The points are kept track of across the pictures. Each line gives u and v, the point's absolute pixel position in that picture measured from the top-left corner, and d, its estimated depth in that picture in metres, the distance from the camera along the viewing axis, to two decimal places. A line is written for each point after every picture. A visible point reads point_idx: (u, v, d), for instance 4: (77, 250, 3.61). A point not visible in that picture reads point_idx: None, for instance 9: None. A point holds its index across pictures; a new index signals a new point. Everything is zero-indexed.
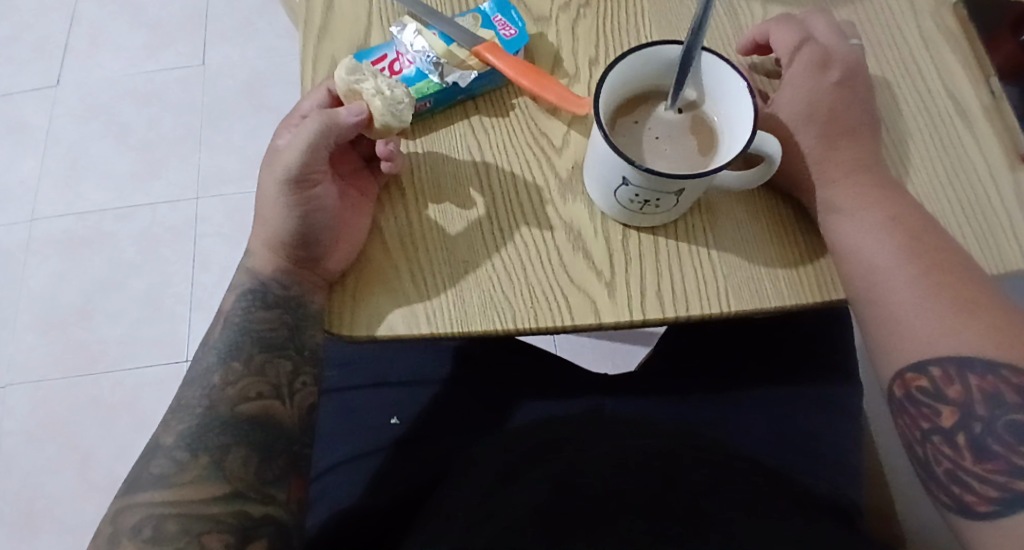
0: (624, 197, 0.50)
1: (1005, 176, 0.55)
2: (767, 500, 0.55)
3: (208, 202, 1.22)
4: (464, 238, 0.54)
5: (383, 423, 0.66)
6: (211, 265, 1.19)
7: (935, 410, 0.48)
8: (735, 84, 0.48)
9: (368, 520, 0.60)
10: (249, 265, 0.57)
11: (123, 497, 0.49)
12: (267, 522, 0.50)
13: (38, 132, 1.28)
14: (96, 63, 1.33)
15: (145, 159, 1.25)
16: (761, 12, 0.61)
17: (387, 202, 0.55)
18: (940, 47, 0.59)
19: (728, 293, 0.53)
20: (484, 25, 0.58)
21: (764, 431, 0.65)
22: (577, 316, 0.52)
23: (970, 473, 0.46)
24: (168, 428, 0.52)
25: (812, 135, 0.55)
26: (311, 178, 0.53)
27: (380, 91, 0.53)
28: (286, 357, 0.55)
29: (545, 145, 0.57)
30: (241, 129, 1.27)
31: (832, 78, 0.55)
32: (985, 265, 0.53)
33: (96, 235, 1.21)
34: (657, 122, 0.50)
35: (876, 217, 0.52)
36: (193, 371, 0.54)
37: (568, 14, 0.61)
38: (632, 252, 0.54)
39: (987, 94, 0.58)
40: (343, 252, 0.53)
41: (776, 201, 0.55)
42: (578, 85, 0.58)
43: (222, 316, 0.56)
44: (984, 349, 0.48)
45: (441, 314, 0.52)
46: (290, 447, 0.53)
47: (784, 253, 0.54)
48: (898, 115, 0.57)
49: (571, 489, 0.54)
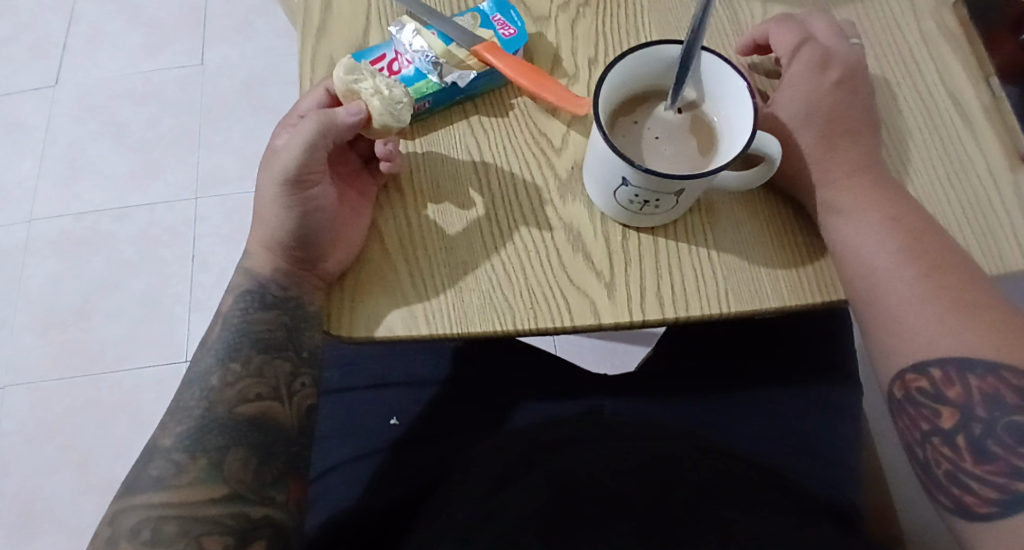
0: (624, 198, 0.50)
1: (1005, 177, 0.55)
2: (768, 501, 0.55)
3: (207, 202, 1.22)
4: (463, 239, 0.54)
5: (383, 424, 0.66)
6: (210, 266, 1.19)
7: (935, 411, 0.48)
8: (735, 84, 0.47)
9: (368, 520, 0.59)
10: (247, 266, 0.57)
11: (122, 498, 0.49)
12: (267, 524, 0.50)
13: (36, 132, 1.28)
14: (94, 62, 1.32)
15: (144, 159, 1.25)
16: (761, 11, 0.61)
17: (386, 202, 0.55)
18: (940, 47, 0.59)
19: (728, 294, 0.53)
20: (484, 25, 0.58)
21: (764, 432, 0.65)
22: (576, 317, 0.52)
23: (969, 474, 0.46)
24: (167, 429, 0.51)
25: (812, 136, 0.54)
26: (309, 179, 0.53)
27: (378, 91, 0.53)
28: (284, 358, 0.54)
29: (545, 146, 0.57)
30: (240, 129, 1.27)
31: (832, 78, 0.55)
32: (985, 266, 0.53)
33: (94, 236, 1.21)
34: (657, 122, 0.50)
35: (876, 218, 0.52)
36: (191, 372, 0.54)
37: (568, 14, 0.60)
38: (632, 253, 0.54)
39: (988, 94, 0.58)
40: (342, 252, 0.53)
41: (776, 202, 0.55)
42: (578, 85, 0.58)
43: (221, 317, 0.56)
44: (984, 350, 0.47)
45: (441, 315, 0.52)
46: (289, 448, 0.53)
47: (785, 253, 0.54)
48: (898, 115, 0.57)
49: (571, 490, 0.53)
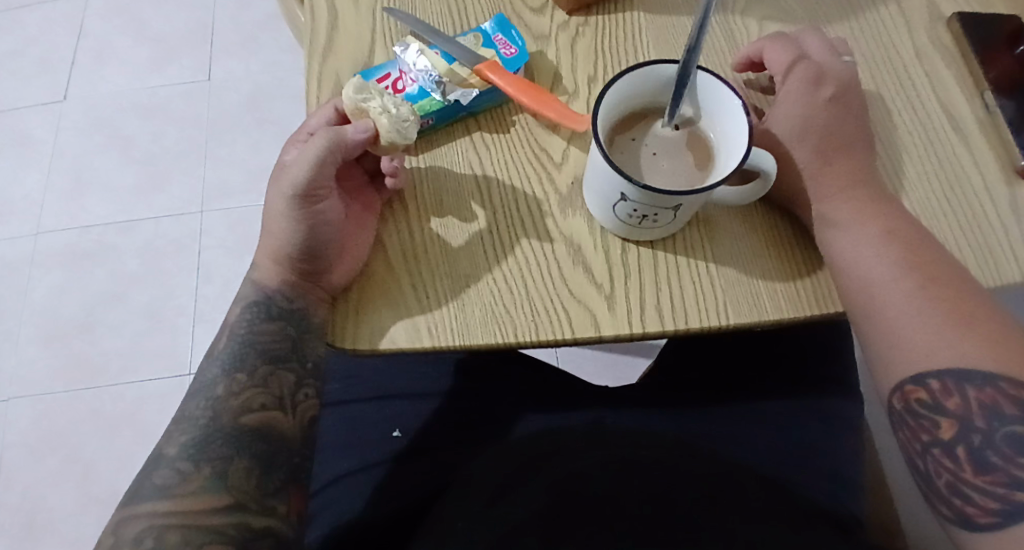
0: (623, 212, 0.51)
1: (1000, 190, 0.56)
2: (767, 513, 0.55)
3: (211, 215, 1.23)
4: (465, 252, 0.55)
5: (384, 435, 0.67)
6: (215, 278, 1.20)
7: (935, 422, 0.48)
8: (730, 101, 0.48)
9: (370, 532, 0.60)
10: (254, 278, 0.58)
11: (125, 507, 0.49)
12: (267, 534, 0.50)
13: (43, 147, 1.30)
14: (102, 77, 1.34)
15: (150, 173, 1.27)
16: (758, 29, 0.62)
17: (390, 217, 0.56)
18: (934, 64, 0.60)
19: (727, 306, 0.53)
20: (485, 44, 0.59)
21: (765, 443, 0.65)
22: (577, 328, 0.53)
23: (970, 485, 0.47)
24: (171, 439, 0.52)
25: (809, 152, 0.55)
26: (318, 194, 0.54)
27: (386, 109, 0.55)
28: (288, 369, 0.55)
29: (545, 161, 0.58)
30: (245, 143, 1.28)
31: (826, 95, 0.56)
32: (982, 279, 0.53)
33: (99, 249, 1.22)
34: (655, 139, 0.51)
35: (873, 231, 0.53)
36: (196, 382, 0.55)
37: (568, 32, 0.62)
38: (632, 267, 0.54)
39: (983, 109, 0.59)
40: (346, 265, 0.54)
41: (774, 216, 0.56)
42: (578, 102, 0.59)
43: (226, 328, 0.57)
44: (983, 362, 0.48)
45: (442, 327, 0.53)
46: (291, 459, 0.54)
47: (783, 267, 0.55)
48: (893, 131, 0.58)
49: (571, 501, 0.54)
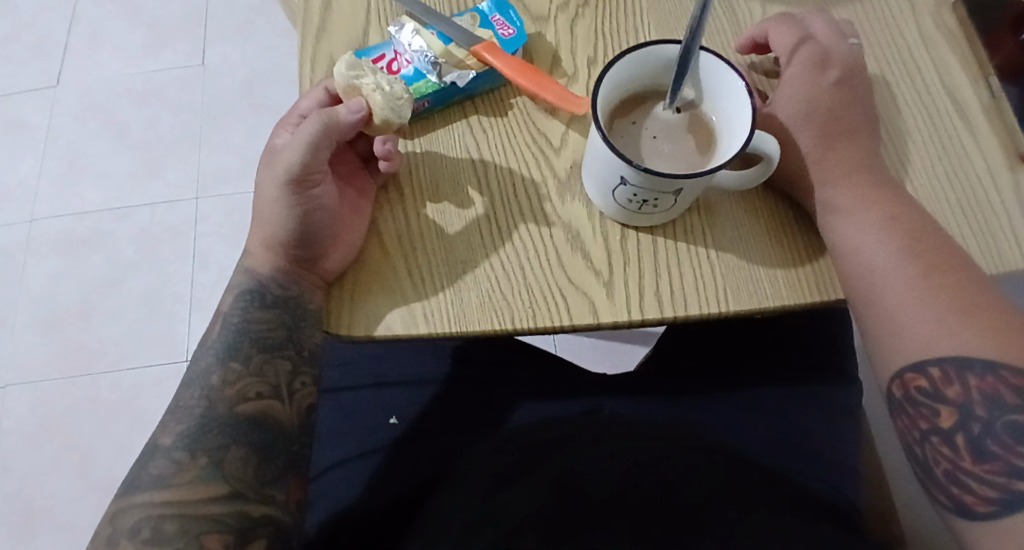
0: (622, 197, 0.50)
1: (1003, 176, 0.55)
2: (768, 501, 0.55)
3: (207, 201, 1.22)
4: (462, 238, 0.54)
5: (382, 422, 0.66)
6: (211, 265, 1.19)
7: (935, 411, 0.48)
8: (734, 84, 0.47)
9: (366, 519, 0.60)
10: (247, 265, 0.57)
11: (123, 497, 0.49)
12: (266, 523, 0.50)
13: (37, 132, 1.28)
14: (96, 62, 1.33)
15: (145, 159, 1.25)
16: (760, 11, 0.61)
17: (385, 201, 0.55)
18: (939, 47, 0.59)
19: (726, 293, 0.53)
20: (483, 25, 0.58)
21: (764, 431, 0.65)
22: (576, 316, 0.52)
23: (969, 474, 0.46)
24: (167, 428, 0.51)
25: (811, 136, 0.55)
26: (312, 178, 0.53)
27: (379, 86, 0.54)
28: (284, 358, 0.55)
29: (544, 145, 0.57)
30: (241, 129, 1.27)
31: (830, 78, 0.55)
32: (985, 266, 0.53)
33: (95, 235, 1.21)
34: (656, 122, 0.50)
35: (875, 217, 0.52)
36: (191, 371, 0.54)
37: (568, 13, 0.60)
38: (631, 253, 0.54)
39: (987, 94, 0.58)
40: (341, 251, 0.53)
41: (775, 203, 0.55)
42: (577, 84, 0.58)
43: (220, 317, 0.56)
44: (985, 350, 0.47)
45: (440, 313, 0.52)
46: (290, 447, 0.53)
47: (783, 253, 0.54)
48: (897, 114, 0.57)
49: (570, 490, 0.54)
